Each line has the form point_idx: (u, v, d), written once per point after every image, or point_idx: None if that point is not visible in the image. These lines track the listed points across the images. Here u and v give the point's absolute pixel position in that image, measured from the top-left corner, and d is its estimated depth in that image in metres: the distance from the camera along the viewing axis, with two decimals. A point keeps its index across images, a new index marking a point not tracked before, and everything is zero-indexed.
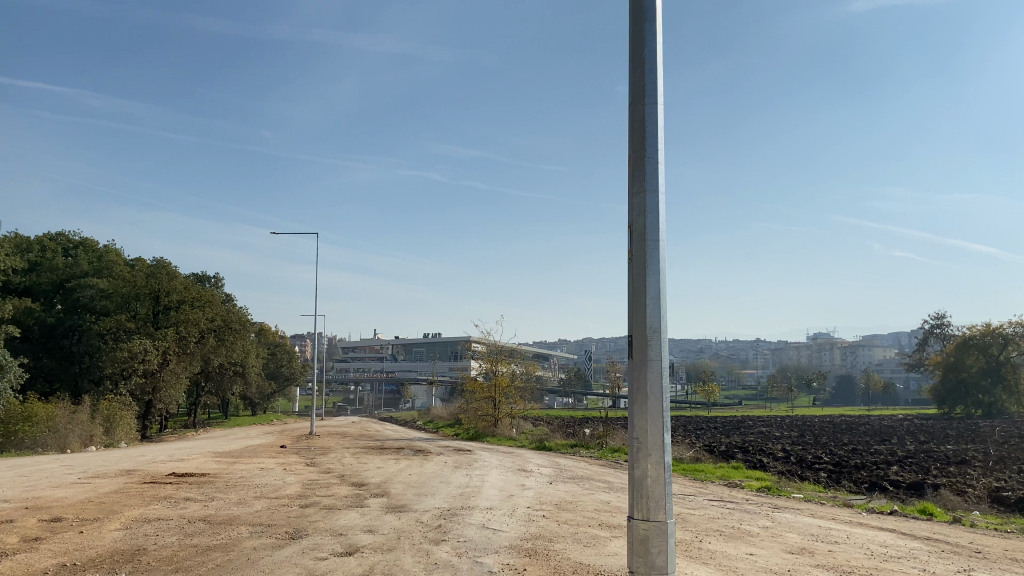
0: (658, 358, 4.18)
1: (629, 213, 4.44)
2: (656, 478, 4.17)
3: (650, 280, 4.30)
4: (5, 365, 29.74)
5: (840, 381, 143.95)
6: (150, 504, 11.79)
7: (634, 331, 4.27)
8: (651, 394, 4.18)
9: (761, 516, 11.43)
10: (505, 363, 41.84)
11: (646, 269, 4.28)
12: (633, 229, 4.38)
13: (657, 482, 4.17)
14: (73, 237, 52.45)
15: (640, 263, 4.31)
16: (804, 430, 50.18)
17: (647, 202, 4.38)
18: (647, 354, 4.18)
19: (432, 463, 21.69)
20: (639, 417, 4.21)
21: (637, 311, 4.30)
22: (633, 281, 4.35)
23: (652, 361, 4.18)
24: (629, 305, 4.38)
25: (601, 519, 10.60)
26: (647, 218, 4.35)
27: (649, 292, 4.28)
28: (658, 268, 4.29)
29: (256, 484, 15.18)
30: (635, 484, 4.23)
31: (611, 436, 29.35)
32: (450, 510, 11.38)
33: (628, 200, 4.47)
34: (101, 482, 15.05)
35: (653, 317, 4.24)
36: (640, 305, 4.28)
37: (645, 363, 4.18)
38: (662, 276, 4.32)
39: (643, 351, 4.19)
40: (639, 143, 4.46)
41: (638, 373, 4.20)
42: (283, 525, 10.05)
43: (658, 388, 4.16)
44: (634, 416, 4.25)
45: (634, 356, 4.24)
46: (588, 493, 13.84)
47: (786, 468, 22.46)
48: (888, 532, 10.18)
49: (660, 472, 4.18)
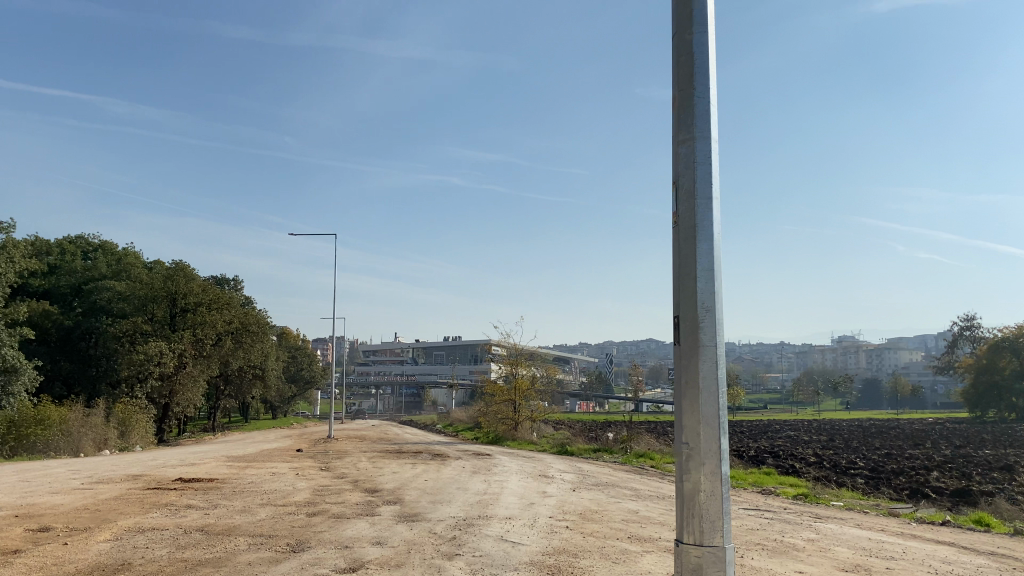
0: (713, 343, 3.38)
1: (673, 167, 3.64)
2: (712, 493, 3.35)
3: (701, 248, 3.48)
4: (19, 367, 29.39)
5: (866, 385, 141.91)
6: (148, 513, 11.09)
7: (682, 312, 3.47)
8: (702, 389, 3.37)
9: (803, 527, 10.53)
10: (525, 365, 41.07)
11: (696, 234, 3.47)
12: (679, 185, 3.57)
13: (712, 498, 3.36)
14: (92, 240, 52.30)
15: (688, 227, 3.50)
16: (833, 434, 48.97)
17: (695, 153, 3.57)
18: (699, 340, 3.37)
19: (451, 467, 20.92)
20: (689, 416, 3.41)
21: (685, 286, 3.49)
22: (681, 250, 3.54)
23: (705, 347, 3.37)
24: (676, 280, 3.58)
25: (630, 530, 9.75)
26: (697, 172, 3.53)
27: (701, 262, 3.46)
28: (711, 232, 3.47)
29: (264, 490, 14.48)
30: (685, 499, 3.42)
31: (635, 440, 28.48)
32: (466, 520, 10.56)
33: (673, 151, 3.66)
34: (103, 487, 14.41)
35: (705, 293, 3.43)
36: (689, 279, 3.47)
37: (696, 350, 3.38)
38: (715, 244, 3.50)
39: (693, 336, 3.39)
40: (687, 81, 3.64)
41: (687, 364, 3.41)
42: (286, 536, 9.29)
43: (711, 381, 3.36)
44: (682, 416, 3.45)
45: (683, 342, 3.44)
46: (615, 501, 13.00)
47: (820, 474, 21.48)
48: (947, 546, 9.26)
49: (716, 486, 3.36)
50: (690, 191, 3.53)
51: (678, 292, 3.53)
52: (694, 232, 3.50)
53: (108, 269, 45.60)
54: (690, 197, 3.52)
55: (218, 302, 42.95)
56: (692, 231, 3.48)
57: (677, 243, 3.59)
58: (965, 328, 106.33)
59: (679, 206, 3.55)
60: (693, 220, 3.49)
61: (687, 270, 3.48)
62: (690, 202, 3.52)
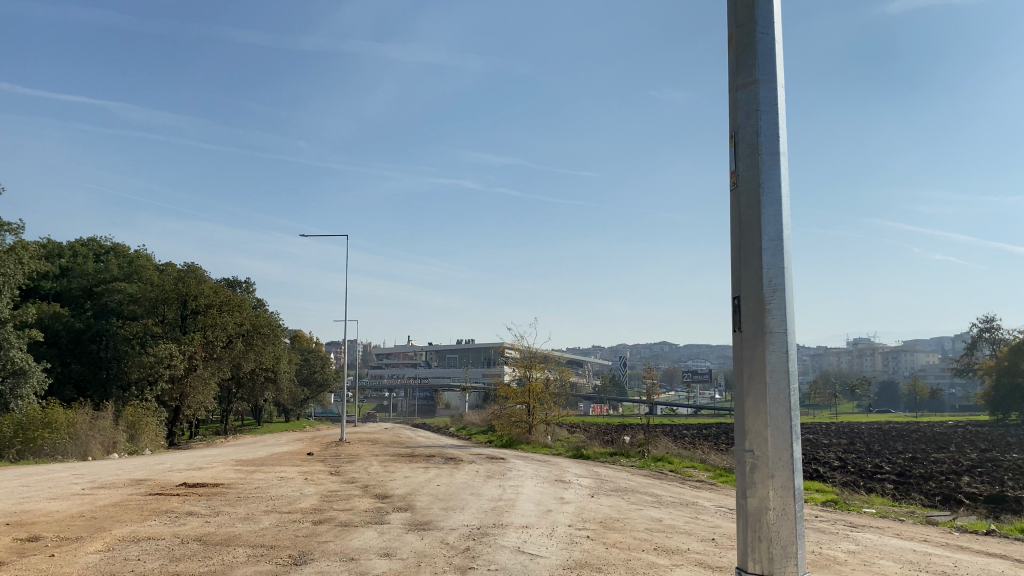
0: (783, 330, 2.76)
1: (731, 118, 3.03)
2: (783, 513, 2.76)
3: (768, 215, 2.87)
4: (26, 369, 29.00)
5: (884, 388, 140.34)
6: (146, 521, 10.53)
7: (743, 293, 2.87)
8: (771, 385, 2.77)
9: (840, 537, 9.87)
10: (540, 368, 40.41)
11: (761, 198, 2.86)
12: (739, 139, 2.96)
13: (784, 518, 2.76)
14: (105, 242, 52.06)
15: (751, 189, 2.90)
16: (852, 438, 48.15)
17: (760, 100, 2.96)
18: (766, 325, 2.77)
19: (464, 471, 20.33)
20: (753, 420, 2.80)
21: (747, 262, 2.88)
22: (742, 217, 2.94)
23: (774, 335, 2.76)
24: (735, 256, 2.97)
25: (656, 542, 9.11)
26: (761, 123, 2.93)
27: (767, 231, 2.85)
28: (780, 195, 2.86)
29: (270, 496, 13.91)
30: (750, 520, 2.82)
31: (653, 444, 27.82)
32: (480, 529, 9.95)
33: (730, 101, 3.06)
34: (104, 493, 13.90)
35: (773, 268, 2.82)
36: (753, 252, 2.86)
37: (764, 337, 2.77)
38: (784, 210, 2.89)
39: (759, 320, 2.79)
40: (748, 15, 3.04)
41: (750, 354, 2.80)
42: (288, 546, 8.69)
43: (782, 376, 2.75)
44: (744, 419, 2.85)
45: (744, 330, 2.84)
46: (637, 508, 12.37)
47: (846, 479, 20.76)
48: (1000, 560, 8.56)
49: (788, 504, 2.75)
50: (755, 144, 2.93)
51: (739, 269, 2.92)
52: (757, 196, 2.90)
53: (119, 271, 45.29)
54: (754, 152, 2.92)
55: (229, 304, 42.56)
56: (757, 192, 2.88)
57: (736, 208, 2.99)
58: (985, 329, 104.75)
59: (739, 165, 2.95)
60: (756, 181, 2.89)
61: (752, 239, 2.87)
62: (754, 158, 2.91)
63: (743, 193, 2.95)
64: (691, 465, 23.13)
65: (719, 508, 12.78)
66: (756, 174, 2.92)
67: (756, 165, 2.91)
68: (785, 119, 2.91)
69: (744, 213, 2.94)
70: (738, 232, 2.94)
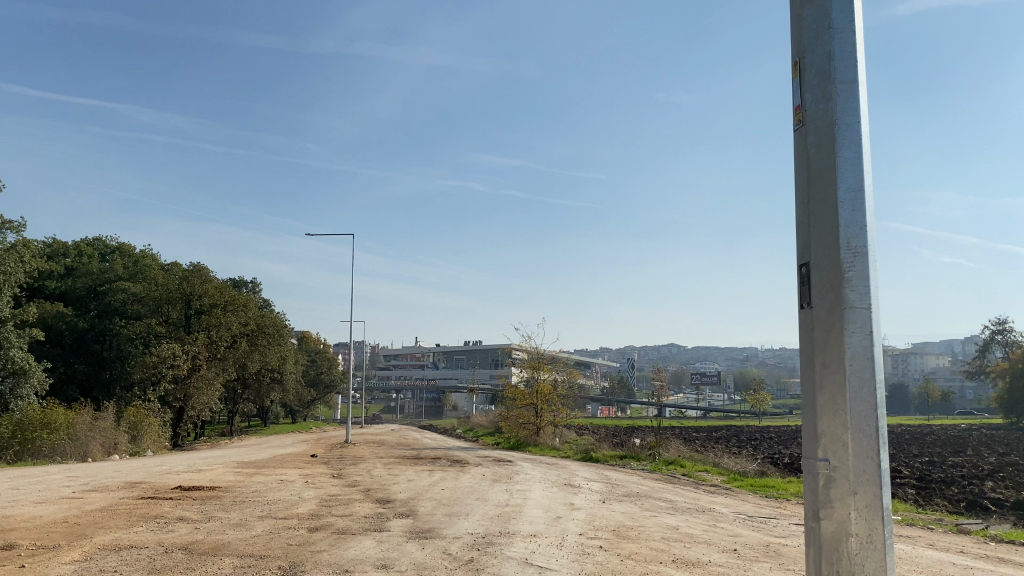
0: (866, 309, 2.22)
1: (796, 44, 2.46)
2: (868, 537, 2.23)
3: (847, 165, 2.30)
4: (27, 369, 28.57)
5: (894, 390, 139.21)
6: (132, 527, 9.96)
7: (813, 266, 2.32)
8: (847, 381, 2.23)
9: None
10: (547, 369, 39.80)
11: (838, 144, 2.29)
12: (807, 71, 2.40)
13: (867, 543, 2.23)
14: (110, 242, 51.69)
15: (824, 135, 2.34)
16: (865, 441, 47.48)
17: (833, 21, 2.39)
18: (845, 304, 2.22)
19: (470, 475, 19.75)
20: (827, 423, 2.27)
21: (819, 226, 2.32)
22: (815, 164, 2.37)
23: (856, 315, 2.22)
24: (798, 221, 2.43)
25: (675, 553, 8.50)
26: (836, 48, 2.36)
27: (846, 186, 2.29)
28: (861, 140, 2.29)
29: (267, 500, 13.33)
30: (820, 544, 2.31)
31: (663, 446, 27.20)
32: (486, 538, 9.34)
33: (794, 25, 2.49)
34: (94, 496, 13.36)
35: (854, 232, 2.25)
36: (827, 212, 2.30)
37: (843, 320, 2.22)
38: (865, 160, 2.31)
39: (836, 299, 2.24)
40: None
41: (824, 344, 2.26)
42: (279, 556, 8.12)
43: (864, 369, 2.21)
44: (818, 422, 2.31)
45: (814, 312, 2.30)
46: (652, 515, 11.74)
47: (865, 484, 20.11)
48: None
49: (875, 524, 2.22)
50: (824, 77, 2.37)
51: (806, 235, 2.38)
52: (830, 138, 2.33)
53: (123, 270, 44.85)
54: (824, 84, 2.37)
55: (234, 304, 42.10)
56: (831, 133, 2.31)
57: (802, 154, 2.42)
58: (997, 331, 103.60)
59: (808, 102, 2.38)
60: (830, 118, 2.32)
61: (826, 198, 2.31)
62: (825, 90, 2.35)
63: (809, 137, 2.39)
64: (703, 468, 22.53)
65: (737, 515, 12.15)
66: (827, 113, 2.36)
67: (827, 100, 2.35)
68: (863, 42, 2.34)
69: (811, 161, 2.38)
70: (805, 184, 2.38)
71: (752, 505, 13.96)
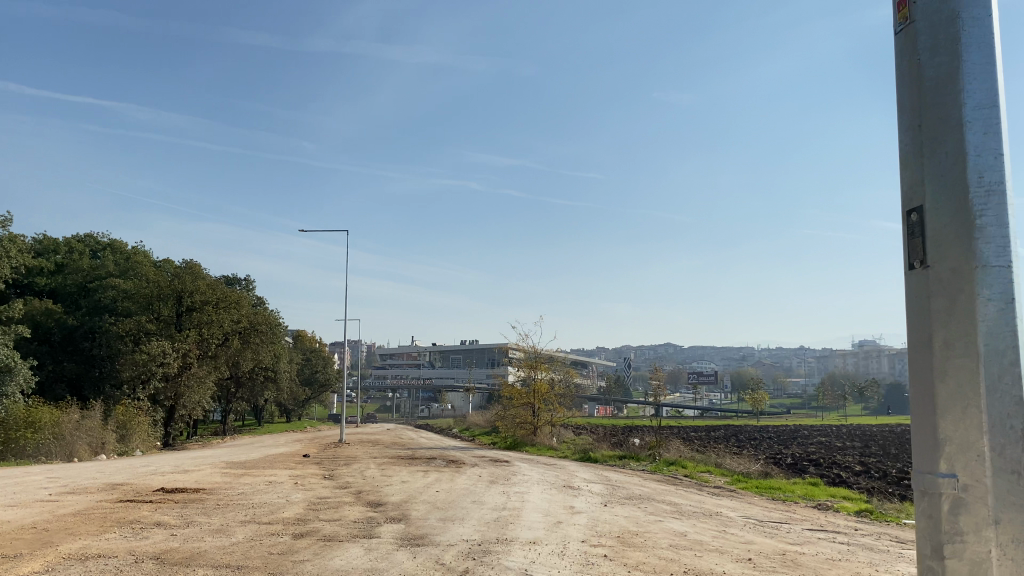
0: (994, 329, 2.36)
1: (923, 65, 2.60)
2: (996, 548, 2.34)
3: (977, 186, 2.43)
4: (12, 367, 27.92)
5: (891, 390, 138.71)
6: (105, 533, 9.35)
7: (944, 285, 2.44)
8: (979, 394, 2.36)
9: (894, 558, 8.64)
10: (545, 368, 39.16)
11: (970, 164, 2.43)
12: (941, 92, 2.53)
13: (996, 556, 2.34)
14: (101, 238, 50.99)
15: (957, 150, 2.46)
16: (867, 441, 46.82)
17: (964, 45, 2.51)
18: (976, 320, 2.37)
19: (466, 476, 19.12)
20: (959, 438, 2.39)
21: (951, 243, 2.44)
22: (944, 185, 2.49)
23: (984, 334, 2.36)
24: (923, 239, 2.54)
25: (684, 562, 7.92)
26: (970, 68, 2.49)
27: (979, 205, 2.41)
28: (994, 158, 2.42)
29: (252, 504, 12.69)
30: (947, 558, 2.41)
31: (664, 446, 26.61)
32: (482, 546, 8.75)
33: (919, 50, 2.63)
34: (71, 499, 12.74)
35: (985, 251, 2.38)
36: (962, 228, 2.42)
37: (975, 333, 2.37)
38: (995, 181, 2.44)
39: (971, 316, 2.37)
40: None
41: (957, 358, 2.40)
42: (257, 566, 7.52)
43: (992, 387, 2.35)
44: (945, 437, 2.44)
45: (946, 327, 2.43)
46: (658, 520, 11.13)
47: (872, 485, 19.53)
48: None
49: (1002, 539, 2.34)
50: (951, 44, 2.53)
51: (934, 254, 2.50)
52: (957, 107, 2.49)
53: (114, 267, 44.16)
54: (951, 51, 2.53)
55: (226, 302, 41.44)
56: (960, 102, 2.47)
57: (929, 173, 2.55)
58: None
59: (940, 122, 2.51)
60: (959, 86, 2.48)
61: (959, 217, 2.43)
62: (952, 60, 2.52)
63: (930, 84, 2.56)
64: (705, 469, 21.96)
65: (746, 519, 11.55)
66: (953, 81, 2.52)
67: (954, 70, 2.51)
68: (995, 68, 2.48)
69: (932, 109, 2.56)
70: (924, 130, 2.56)
71: (761, 509, 13.36)
